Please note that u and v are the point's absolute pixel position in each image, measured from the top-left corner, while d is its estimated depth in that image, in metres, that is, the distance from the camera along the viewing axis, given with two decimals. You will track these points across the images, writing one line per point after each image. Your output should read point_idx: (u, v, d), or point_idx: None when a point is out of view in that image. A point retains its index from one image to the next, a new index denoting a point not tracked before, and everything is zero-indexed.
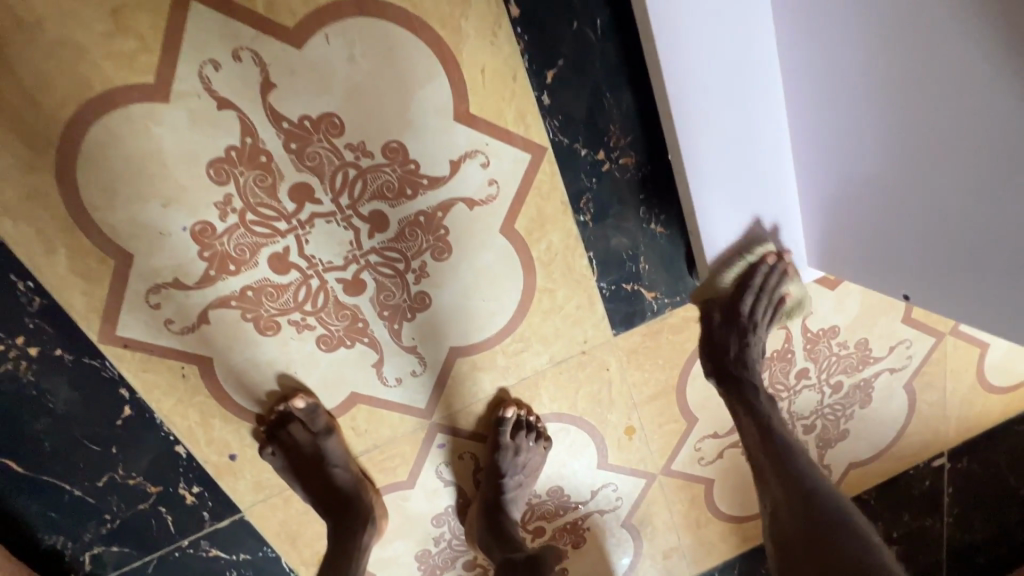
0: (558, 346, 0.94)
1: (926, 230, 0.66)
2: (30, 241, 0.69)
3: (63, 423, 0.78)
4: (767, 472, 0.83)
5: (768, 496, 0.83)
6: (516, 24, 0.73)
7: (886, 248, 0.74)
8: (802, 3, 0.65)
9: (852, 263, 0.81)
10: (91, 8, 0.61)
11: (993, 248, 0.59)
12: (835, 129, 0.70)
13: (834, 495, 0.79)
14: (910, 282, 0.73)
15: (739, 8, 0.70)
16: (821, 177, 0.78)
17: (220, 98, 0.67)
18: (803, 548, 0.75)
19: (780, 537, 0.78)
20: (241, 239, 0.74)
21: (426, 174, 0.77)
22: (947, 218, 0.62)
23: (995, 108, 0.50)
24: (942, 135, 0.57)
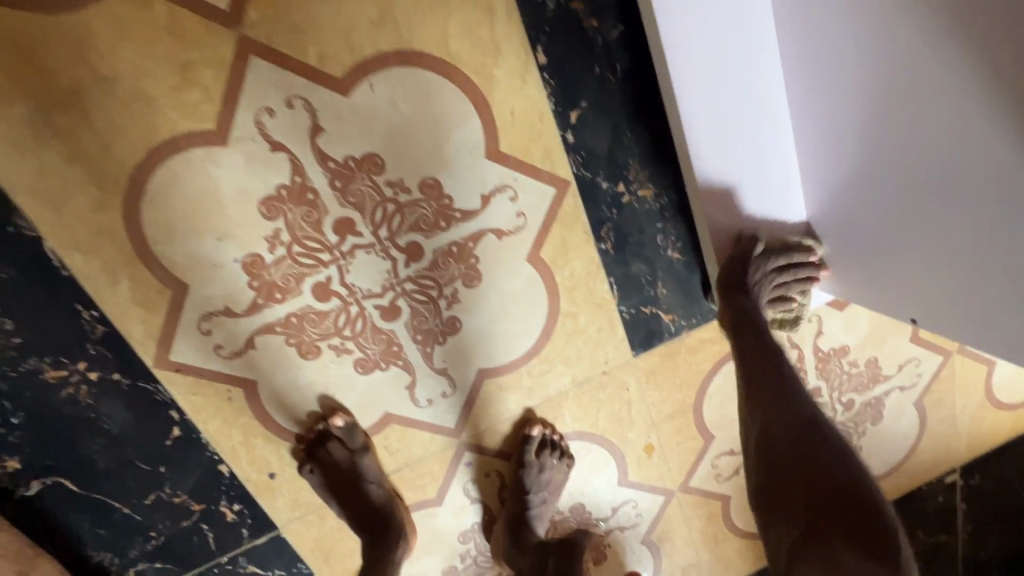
0: (580, 367, 0.98)
1: (933, 251, 0.69)
2: (95, 274, 0.74)
3: (116, 443, 0.82)
4: (758, 390, 0.78)
5: (759, 417, 0.76)
6: (543, 70, 0.78)
7: (902, 261, 0.75)
8: (806, 46, 0.71)
9: (871, 277, 0.83)
10: (162, 64, 0.68)
11: (992, 268, 0.62)
12: (842, 157, 0.75)
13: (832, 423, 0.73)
14: (921, 302, 0.76)
15: (746, 52, 0.77)
16: (834, 202, 0.82)
17: (274, 142, 0.73)
18: (795, 465, 0.69)
19: (767, 454, 0.72)
20: (288, 269, 0.80)
21: (459, 208, 0.83)
22: (951, 230, 0.65)
23: (977, 139, 0.55)
24: (936, 161, 0.61)
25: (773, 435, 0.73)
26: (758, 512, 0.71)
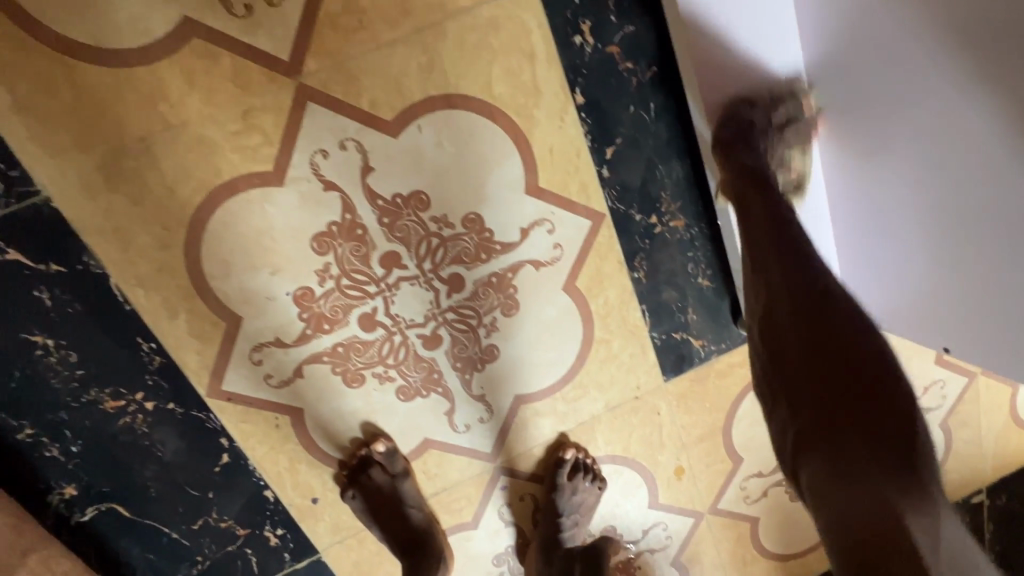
0: (613, 392, 1.00)
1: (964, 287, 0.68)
2: (155, 308, 0.77)
3: (168, 470, 0.85)
4: (768, 263, 0.69)
5: (764, 294, 0.69)
6: (581, 110, 0.82)
7: (932, 272, 0.72)
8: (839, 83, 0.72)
9: (902, 298, 0.79)
10: (225, 110, 0.71)
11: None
12: (870, 191, 0.75)
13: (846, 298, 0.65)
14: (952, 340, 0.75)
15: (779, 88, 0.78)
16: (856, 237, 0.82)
17: (327, 182, 0.77)
18: (802, 356, 0.63)
19: (771, 343, 0.67)
20: (336, 301, 0.83)
21: (499, 241, 0.86)
22: (985, 264, 0.64)
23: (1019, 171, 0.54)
24: (972, 192, 0.61)
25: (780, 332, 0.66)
26: (766, 400, 0.69)
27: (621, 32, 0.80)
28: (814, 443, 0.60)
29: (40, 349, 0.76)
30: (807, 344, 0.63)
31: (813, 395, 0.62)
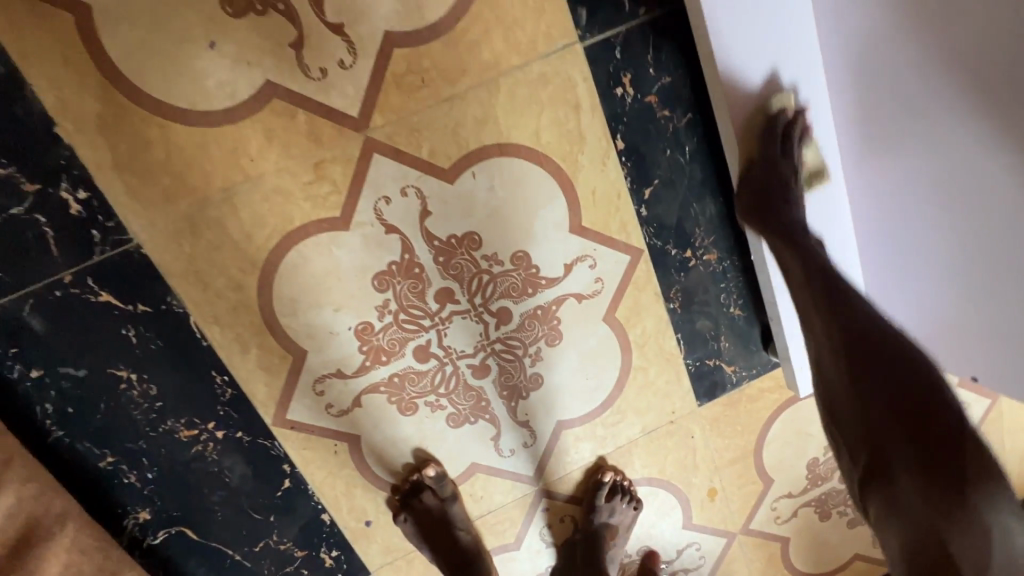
0: (649, 417, 1.05)
1: (995, 315, 0.72)
2: (229, 343, 0.83)
3: (234, 495, 0.90)
4: (817, 323, 0.76)
5: (820, 351, 0.77)
6: (621, 155, 0.88)
7: (958, 286, 0.74)
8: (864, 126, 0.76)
9: (934, 314, 0.81)
10: (299, 163, 0.78)
11: None
12: (896, 225, 0.79)
13: (903, 346, 0.70)
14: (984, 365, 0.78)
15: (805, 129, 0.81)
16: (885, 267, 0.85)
17: (388, 225, 0.83)
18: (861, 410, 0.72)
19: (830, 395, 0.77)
20: (394, 334, 0.88)
21: (544, 276, 0.91)
22: (1014, 297, 0.67)
23: None
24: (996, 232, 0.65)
25: (823, 372, 0.77)
26: (830, 434, 0.79)
27: (658, 84, 0.86)
28: (879, 484, 0.70)
29: (123, 382, 0.81)
30: (866, 393, 0.72)
31: (864, 440, 0.73)
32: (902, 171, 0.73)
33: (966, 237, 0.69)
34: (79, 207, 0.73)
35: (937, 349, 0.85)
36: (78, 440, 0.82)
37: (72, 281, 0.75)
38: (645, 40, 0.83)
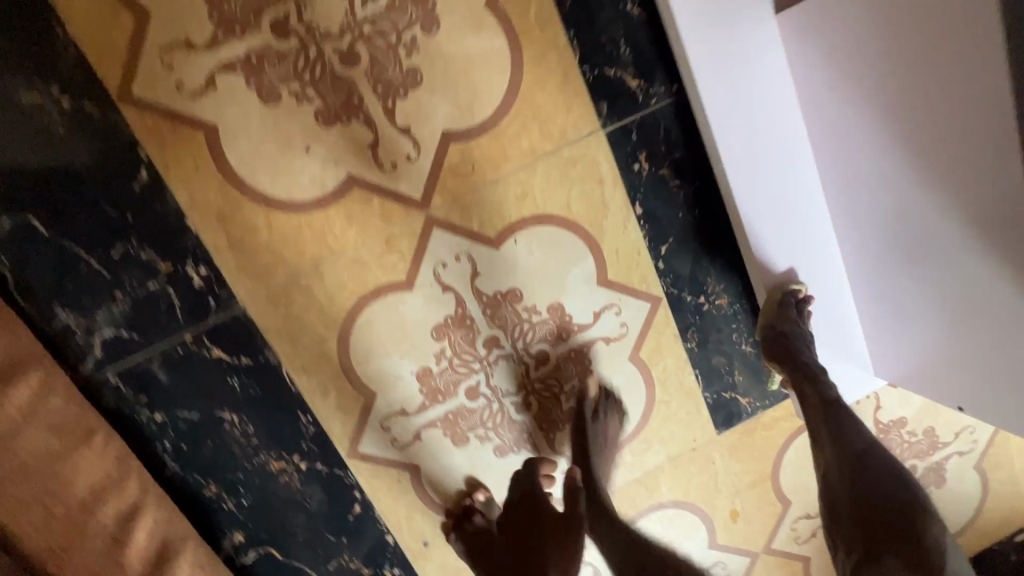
0: (673, 445, 1.17)
1: (954, 327, 0.86)
2: (314, 388, 0.99)
3: (313, 518, 1.04)
4: (822, 436, 0.94)
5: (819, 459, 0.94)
6: (640, 218, 1.03)
7: (924, 302, 0.89)
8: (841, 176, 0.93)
9: (911, 330, 0.95)
10: (373, 238, 0.94)
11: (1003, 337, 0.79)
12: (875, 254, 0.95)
13: (888, 462, 0.88)
14: (952, 374, 0.91)
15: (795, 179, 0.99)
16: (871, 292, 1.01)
17: (445, 285, 0.99)
18: (850, 508, 0.88)
19: (837, 503, 0.90)
20: (449, 377, 1.03)
21: (577, 323, 1.05)
22: (966, 308, 0.82)
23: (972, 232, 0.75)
24: (944, 252, 0.81)
25: (832, 483, 0.91)
26: (829, 533, 0.93)
27: (669, 159, 1.01)
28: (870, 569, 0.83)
29: (227, 422, 0.97)
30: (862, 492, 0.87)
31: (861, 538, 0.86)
32: (873, 207, 0.90)
33: (923, 258, 0.85)
34: (200, 280, 0.90)
35: (917, 364, 0.98)
36: (190, 471, 0.97)
37: (192, 340, 0.92)
38: (656, 123, 0.99)
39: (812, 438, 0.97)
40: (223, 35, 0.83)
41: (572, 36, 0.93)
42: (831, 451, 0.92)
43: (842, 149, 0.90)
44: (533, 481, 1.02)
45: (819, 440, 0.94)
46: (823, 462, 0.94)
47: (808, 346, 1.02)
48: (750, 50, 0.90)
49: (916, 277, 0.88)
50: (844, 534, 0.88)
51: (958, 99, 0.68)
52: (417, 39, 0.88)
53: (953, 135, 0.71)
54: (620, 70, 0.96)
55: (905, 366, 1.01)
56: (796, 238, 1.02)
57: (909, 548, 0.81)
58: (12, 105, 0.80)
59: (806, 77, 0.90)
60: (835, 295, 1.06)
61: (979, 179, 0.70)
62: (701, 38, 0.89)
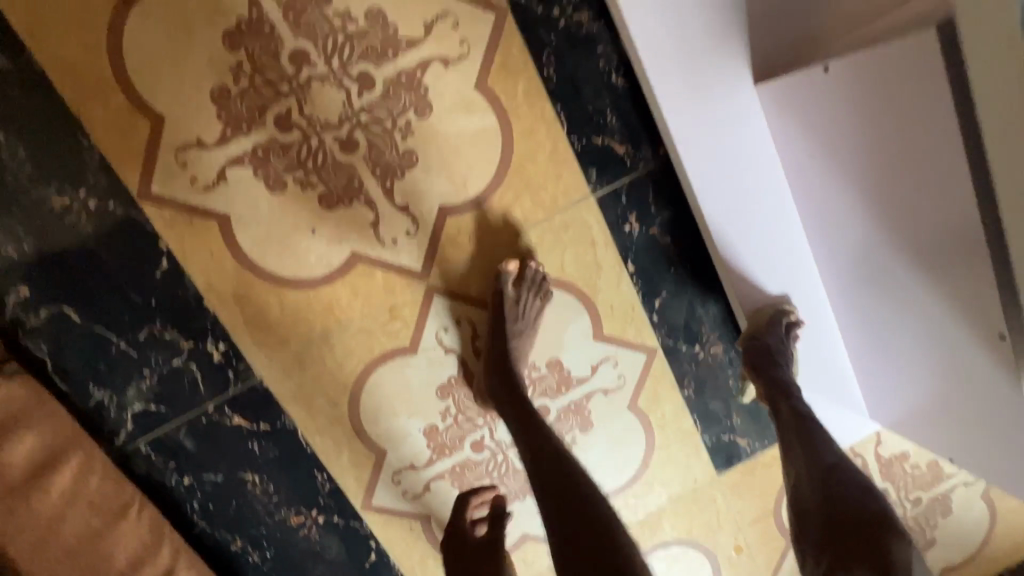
0: (674, 486, 1.20)
1: (934, 374, 0.89)
2: (328, 448, 1.05)
3: (332, 567, 1.11)
4: (792, 449, 0.94)
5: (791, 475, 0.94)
6: (633, 275, 1.06)
7: (905, 348, 0.92)
8: (818, 229, 0.97)
9: (898, 374, 0.97)
10: (378, 308, 1.00)
11: (980, 384, 0.81)
12: (857, 301, 0.98)
13: (859, 478, 0.87)
14: (938, 417, 0.93)
15: (776, 228, 1.02)
16: (856, 336, 1.03)
17: (447, 347, 1.04)
18: (819, 518, 0.86)
19: (806, 517, 0.88)
20: (454, 432, 1.08)
21: (575, 376, 1.10)
22: (944, 356, 0.85)
23: (945, 286, 0.78)
24: (918, 303, 0.83)
25: (802, 489, 0.90)
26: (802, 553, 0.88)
27: (659, 218, 1.04)
28: None
29: (250, 482, 1.04)
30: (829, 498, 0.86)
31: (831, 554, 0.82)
32: (852, 259, 0.92)
33: (900, 308, 0.87)
34: (219, 356, 0.97)
35: (906, 405, 1.00)
36: (217, 528, 1.05)
37: (214, 409, 0.99)
38: (645, 185, 1.02)
39: (782, 449, 0.97)
40: (231, 133, 0.89)
41: (560, 109, 0.97)
42: (801, 461, 0.92)
43: (824, 210, 0.93)
44: (458, 523, 1.01)
45: (790, 451, 0.94)
46: (792, 470, 0.93)
47: (789, 366, 1.03)
48: (728, 115, 0.95)
49: (900, 333, 0.91)
50: (812, 543, 0.86)
51: (918, 170, 0.72)
52: (412, 123, 0.93)
53: (921, 201, 0.74)
54: (608, 138, 0.99)
55: (895, 410, 1.03)
56: (786, 278, 1.05)
57: (876, 556, 0.78)
58: (44, 209, 0.87)
59: (782, 140, 0.94)
60: (828, 339, 1.08)
61: (947, 240, 0.73)
62: (678, 106, 0.94)
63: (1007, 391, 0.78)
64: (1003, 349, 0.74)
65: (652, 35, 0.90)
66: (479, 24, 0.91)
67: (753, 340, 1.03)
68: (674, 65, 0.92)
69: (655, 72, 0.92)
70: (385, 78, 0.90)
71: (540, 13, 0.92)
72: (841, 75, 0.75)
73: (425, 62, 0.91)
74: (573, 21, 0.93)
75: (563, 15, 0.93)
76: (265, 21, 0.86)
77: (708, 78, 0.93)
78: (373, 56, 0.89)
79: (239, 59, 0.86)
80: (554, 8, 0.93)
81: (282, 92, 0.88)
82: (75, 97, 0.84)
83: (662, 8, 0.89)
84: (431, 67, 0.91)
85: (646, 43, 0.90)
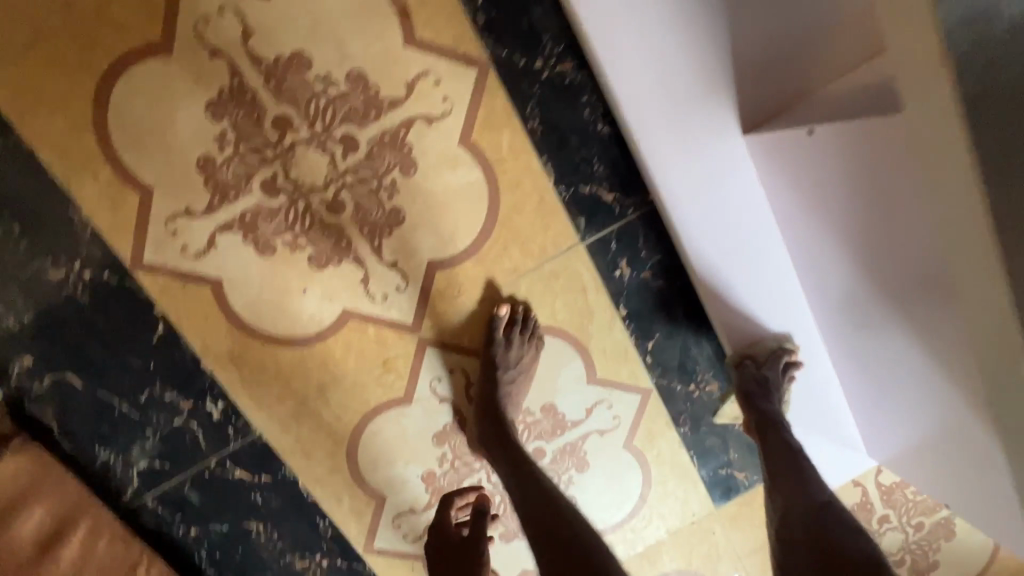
0: (673, 520, 1.21)
1: (926, 425, 0.87)
2: (328, 495, 1.07)
3: None
4: (777, 480, 0.94)
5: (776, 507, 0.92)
6: (625, 318, 1.06)
7: (899, 395, 0.91)
8: (811, 271, 0.96)
9: (893, 418, 0.96)
10: (372, 361, 1.01)
11: (964, 446, 0.80)
12: (851, 344, 0.97)
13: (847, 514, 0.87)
14: (929, 467, 0.92)
15: (768, 269, 1.00)
16: (851, 377, 1.02)
17: (442, 396, 1.05)
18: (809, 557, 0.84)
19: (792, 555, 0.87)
20: (452, 476, 1.10)
21: (570, 419, 1.11)
22: (933, 411, 0.84)
23: (931, 347, 0.76)
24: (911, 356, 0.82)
25: (791, 525, 0.88)
26: None
27: (650, 262, 1.04)
28: None
29: (254, 531, 1.07)
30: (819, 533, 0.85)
31: None
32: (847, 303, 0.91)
33: (896, 356, 0.86)
34: (219, 413, 0.99)
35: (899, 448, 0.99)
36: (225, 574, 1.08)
37: (216, 464, 1.02)
38: (634, 231, 1.01)
39: (767, 480, 0.96)
40: (220, 200, 0.90)
41: (546, 160, 0.96)
42: (793, 503, 0.90)
43: (818, 258, 0.91)
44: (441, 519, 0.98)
45: (777, 481, 0.94)
46: (781, 502, 0.92)
47: (778, 400, 1.02)
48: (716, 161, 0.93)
49: (897, 383, 0.90)
50: None
51: (908, 233, 0.70)
52: (398, 182, 0.93)
53: (910, 263, 0.72)
54: (596, 186, 0.98)
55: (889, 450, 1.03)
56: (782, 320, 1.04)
57: None
58: (42, 282, 0.89)
59: (776, 186, 0.92)
60: (823, 377, 1.08)
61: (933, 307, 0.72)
62: (663, 154, 0.93)
63: (991, 459, 0.76)
64: (983, 419, 0.73)
65: (632, 85, 0.88)
66: (461, 81, 0.90)
67: (748, 367, 1.02)
68: (657, 114, 0.90)
69: (636, 122, 0.91)
70: (369, 139, 0.90)
71: (523, 66, 0.91)
72: (826, 136, 0.75)
73: (408, 121, 0.91)
74: (556, 71, 0.92)
75: (546, 66, 0.91)
76: (246, 90, 0.86)
77: (692, 126, 0.91)
78: (356, 118, 0.89)
79: (223, 128, 0.87)
80: (537, 59, 0.91)
81: (267, 158, 0.89)
82: (66, 173, 0.86)
83: (643, 58, 0.87)
84: (415, 125, 0.91)
85: (626, 93, 0.89)
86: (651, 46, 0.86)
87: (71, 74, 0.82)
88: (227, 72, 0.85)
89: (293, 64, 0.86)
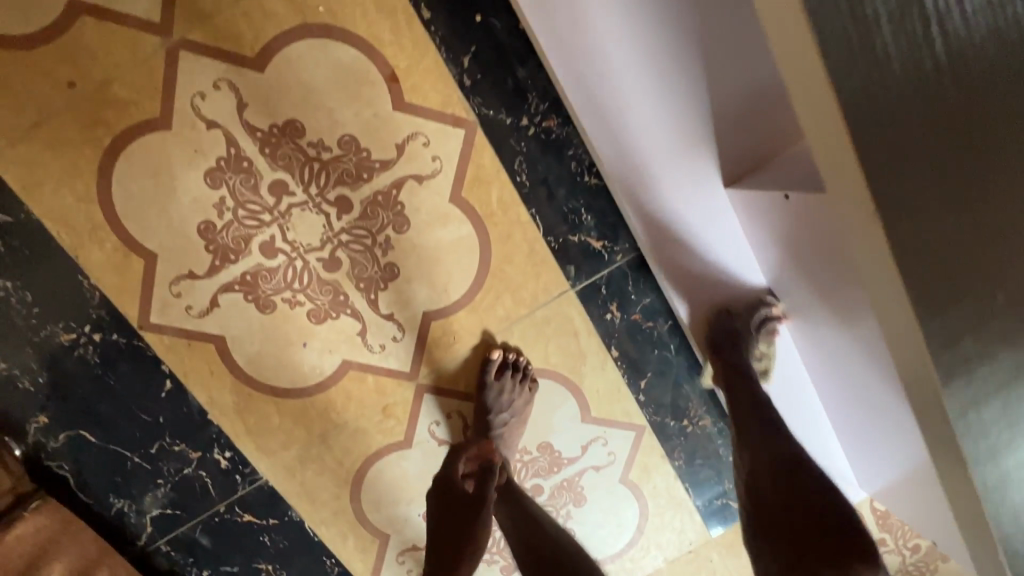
0: (670, 549, 1.24)
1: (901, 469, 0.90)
2: (334, 536, 1.11)
3: None
4: (748, 427, 0.93)
5: (747, 458, 0.91)
6: (616, 360, 1.09)
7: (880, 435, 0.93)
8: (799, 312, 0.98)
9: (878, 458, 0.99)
10: (372, 408, 1.04)
11: (924, 496, 0.83)
12: (837, 384, 0.99)
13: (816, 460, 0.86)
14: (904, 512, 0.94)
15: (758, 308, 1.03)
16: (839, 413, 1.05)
17: (441, 439, 1.08)
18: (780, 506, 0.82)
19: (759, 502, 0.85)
20: None
21: (566, 456, 1.13)
22: (906, 456, 0.86)
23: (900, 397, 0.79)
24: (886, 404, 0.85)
25: (758, 474, 0.87)
26: None
27: (640, 304, 1.06)
28: None
29: (263, 571, 1.10)
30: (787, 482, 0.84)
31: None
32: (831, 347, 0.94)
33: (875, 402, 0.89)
34: (226, 462, 1.03)
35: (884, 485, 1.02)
36: None
37: (225, 509, 1.06)
38: (623, 276, 1.04)
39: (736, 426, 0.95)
40: (221, 263, 0.93)
41: (534, 212, 0.98)
42: (765, 458, 0.88)
43: (807, 306, 0.94)
44: (451, 472, 0.98)
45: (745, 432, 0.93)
46: (749, 456, 0.90)
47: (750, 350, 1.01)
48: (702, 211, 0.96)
49: (878, 424, 0.92)
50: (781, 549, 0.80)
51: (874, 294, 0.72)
52: (391, 239, 0.96)
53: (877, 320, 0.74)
54: (584, 235, 1.00)
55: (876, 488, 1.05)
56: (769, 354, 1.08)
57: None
58: (54, 345, 0.93)
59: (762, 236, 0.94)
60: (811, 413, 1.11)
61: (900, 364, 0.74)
62: (647, 207, 0.95)
63: (942, 514, 0.78)
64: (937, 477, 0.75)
65: (614, 144, 0.91)
66: (450, 140, 0.93)
67: (722, 318, 1.02)
68: (640, 170, 0.93)
69: (621, 178, 0.94)
70: (363, 199, 0.93)
71: (510, 123, 0.93)
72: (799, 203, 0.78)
73: (400, 181, 0.93)
74: (542, 127, 0.94)
75: (532, 123, 0.94)
76: (242, 158, 0.89)
77: (676, 180, 0.93)
78: (349, 180, 0.92)
79: (222, 195, 0.90)
80: (523, 116, 0.93)
81: (265, 222, 0.92)
82: (73, 243, 0.89)
83: (623, 119, 0.89)
84: (406, 185, 0.94)
85: (608, 151, 0.92)
86: (631, 107, 0.88)
87: (75, 150, 0.86)
88: (224, 142, 0.88)
89: (286, 132, 0.89)
